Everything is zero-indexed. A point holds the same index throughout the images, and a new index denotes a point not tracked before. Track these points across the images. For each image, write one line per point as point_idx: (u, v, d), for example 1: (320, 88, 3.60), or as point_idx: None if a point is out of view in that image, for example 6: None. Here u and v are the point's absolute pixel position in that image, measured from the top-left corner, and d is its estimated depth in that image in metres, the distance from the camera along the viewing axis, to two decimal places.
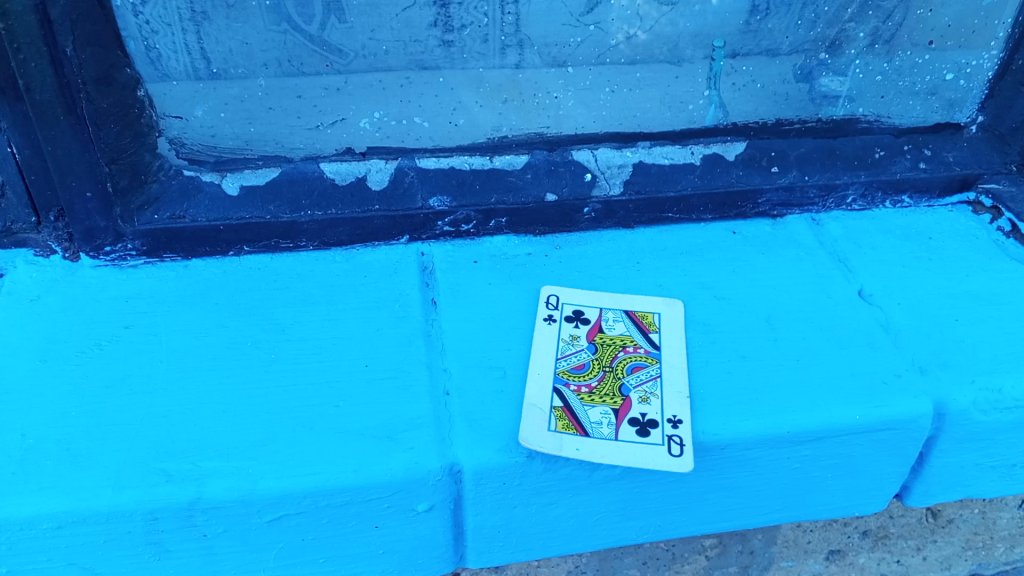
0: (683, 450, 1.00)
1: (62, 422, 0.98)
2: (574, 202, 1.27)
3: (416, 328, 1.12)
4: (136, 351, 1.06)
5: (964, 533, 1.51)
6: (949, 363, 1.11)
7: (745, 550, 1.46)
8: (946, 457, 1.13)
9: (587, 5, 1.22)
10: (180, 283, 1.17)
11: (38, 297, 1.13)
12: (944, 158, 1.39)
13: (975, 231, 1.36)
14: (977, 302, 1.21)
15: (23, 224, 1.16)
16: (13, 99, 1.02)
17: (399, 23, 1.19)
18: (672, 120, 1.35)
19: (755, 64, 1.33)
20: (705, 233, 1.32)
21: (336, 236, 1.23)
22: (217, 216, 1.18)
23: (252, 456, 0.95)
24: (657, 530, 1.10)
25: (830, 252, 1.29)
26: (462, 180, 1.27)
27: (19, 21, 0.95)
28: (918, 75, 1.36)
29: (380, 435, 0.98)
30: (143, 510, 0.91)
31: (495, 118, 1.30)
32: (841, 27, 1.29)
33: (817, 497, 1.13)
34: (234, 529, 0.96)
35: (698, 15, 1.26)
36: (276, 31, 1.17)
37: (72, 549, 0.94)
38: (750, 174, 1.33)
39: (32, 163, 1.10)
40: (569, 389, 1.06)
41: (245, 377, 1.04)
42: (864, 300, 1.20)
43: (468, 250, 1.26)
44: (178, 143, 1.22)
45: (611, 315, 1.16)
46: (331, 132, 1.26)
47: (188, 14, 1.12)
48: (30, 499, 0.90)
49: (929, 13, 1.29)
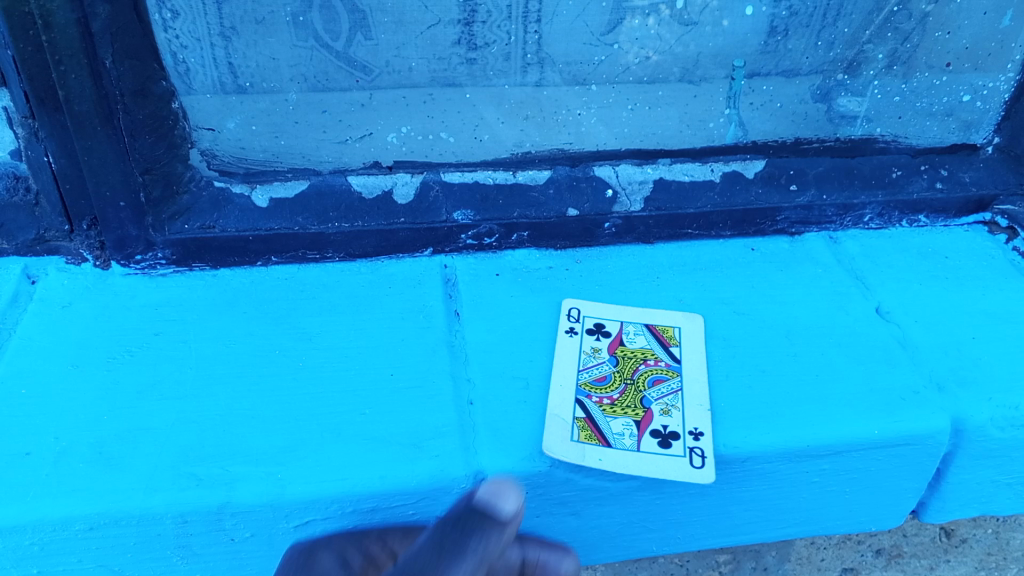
0: (705, 461, 1.02)
1: (94, 426, 1.00)
2: (595, 217, 1.29)
3: (440, 338, 1.14)
4: (165, 358, 1.08)
5: (978, 552, 1.51)
6: (966, 380, 1.12)
7: (758, 566, 1.46)
8: (963, 473, 1.14)
9: (609, 24, 1.23)
10: (209, 291, 1.20)
11: (69, 304, 1.15)
12: (960, 178, 1.41)
13: (992, 251, 1.37)
14: (993, 320, 1.22)
15: (56, 232, 1.18)
16: (52, 109, 1.06)
17: (425, 40, 1.20)
18: (691, 137, 1.36)
19: (774, 84, 1.34)
20: (724, 249, 1.34)
21: (362, 247, 1.26)
22: (246, 226, 1.21)
23: (281, 462, 0.97)
24: (676, 543, 1.11)
25: (847, 269, 1.31)
26: (485, 195, 1.29)
27: (62, 33, 0.98)
28: (935, 97, 1.38)
29: (406, 443, 1.00)
30: (173, 513, 0.93)
31: (517, 134, 1.32)
32: (860, 49, 1.31)
33: (834, 511, 1.14)
34: (261, 533, 0.98)
35: (714, 36, 1.27)
36: (303, 47, 1.17)
37: (103, 550, 0.96)
38: (770, 192, 1.35)
39: (68, 172, 1.13)
40: (591, 400, 1.08)
41: (274, 384, 1.06)
42: (882, 317, 1.21)
43: (490, 263, 1.28)
44: (210, 154, 1.23)
45: (632, 328, 1.18)
46: (359, 146, 1.28)
47: (218, 29, 1.12)
48: (64, 501, 0.92)
49: (947, 36, 1.31)
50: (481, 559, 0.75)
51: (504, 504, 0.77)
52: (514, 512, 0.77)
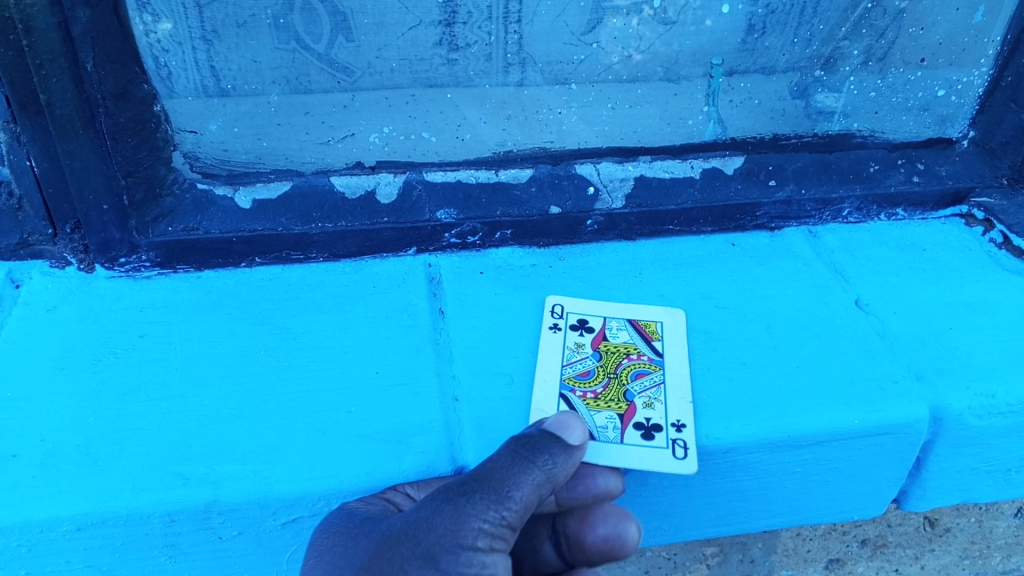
0: (687, 453, 1.03)
1: (80, 428, 1.00)
2: (577, 215, 1.30)
3: (425, 336, 1.14)
4: (151, 359, 1.08)
5: (961, 541, 1.53)
6: (944, 369, 1.14)
7: (745, 559, 1.49)
8: (943, 461, 1.15)
9: (588, 24, 1.24)
10: (194, 293, 1.20)
11: (53, 307, 1.15)
12: (937, 171, 1.43)
13: (969, 243, 1.39)
14: (971, 310, 1.24)
15: (40, 236, 1.18)
16: (33, 114, 1.05)
17: (406, 42, 1.21)
18: (671, 135, 1.38)
19: (752, 81, 1.36)
20: (705, 244, 1.36)
21: (346, 247, 1.27)
22: (230, 228, 1.21)
23: (267, 460, 0.98)
24: (661, 534, 1.13)
25: (827, 262, 1.32)
26: (468, 194, 1.30)
27: (42, 38, 0.99)
28: (911, 92, 1.40)
29: (392, 439, 1.01)
30: (160, 512, 0.93)
31: (499, 134, 1.33)
32: (836, 45, 1.33)
33: (817, 501, 1.15)
34: (249, 531, 0.98)
35: (695, 35, 1.29)
36: (284, 49, 1.18)
37: (90, 551, 0.96)
38: (749, 187, 1.37)
39: (50, 176, 1.12)
40: (575, 395, 1.09)
41: (260, 383, 1.06)
42: (861, 309, 1.23)
43: (474, 261, 1.29)
44: (193, 156, 1.23)
45: (615, 323, 1.19)
46: (341, 147, 1.29)
47: (199, 32, 1.12)
48: (51, 502, 0.92)
49: (921, 32, 1.33)
50: (547, 473, 0.87)
51: (571, 436, 0.91)
52: (578, 442, 0.91)
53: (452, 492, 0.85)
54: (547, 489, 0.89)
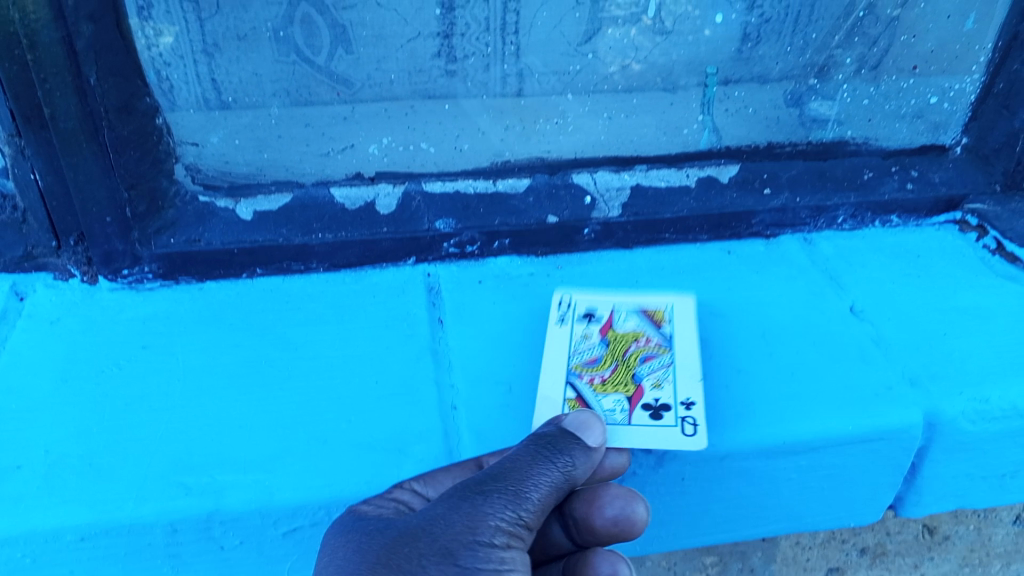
0: (697, 429, 1.04)
1: (84, 438, 1.01)
2: (574, 223, 1.32)
3: (424, 345, 1.16)
4: (154, 370, 1.10)
5: (961, 549, 1.54)
6: (938, 375, 1.15)
7: (745, 568, 1.50)
8: (938, 467, 1.16)
9: (585, 34, 1.26)
10: (195, 305, 1.21)
11: (57, 320, 1.17)
12: (929, 178, 1.45)
13: (962, 249, 1.41)
14: (964, 316, 1.25)
15: (43, 249, 1.19)
16: (38, 127, 1.07)
17: (405, 54, 1.22)
18: (668, 143, 1.39)
19: (746, 90, 1.37)
20: (701, 253, 1.37)
21: (346, 258, 1.29)
22: (232, 240, 1.23)
23: (268, 469, 0.99)
24: (659, 541, 1.14)
25: (822, 270, 1.34)
26: (467, 203, 1.32)
27: (46, 52, 1.00)
28: (903, 99, 1.42)
29: (391, 448, 1.02)
30: (163, 522, 0.95)
31: (497, 144, 1.34)
32: (829, 54, 1.35)
33: (814, 508, 1.16)
34: (250, 541, 0.99)
35: (691, 44, 1.31)
36: (285, 62, 1.19)
37: (94, 561, 0.97)
38: (744, 195, 1.38)
39: (54, 189, 1.13)
40: (582, 381, 1.10)
41: (261, 393, 1.08)
42: (856, 316, 1.24)
43: (473, 270, 1.31)
44: (195, 169, 1.25)
45: (624, 313, 1.22)
46: (340, 158, 1.30)
47: (200, 46, 1.14)
48: (55, 512, 0.94)
49: (913, 39, 1.35)
50: (564, 470, 0.92)
51: (592, 436, 0.95)
52: (598, 444, 0.94)
53: (472, 490, 0.89)
54: (564, 487, 0.93)
